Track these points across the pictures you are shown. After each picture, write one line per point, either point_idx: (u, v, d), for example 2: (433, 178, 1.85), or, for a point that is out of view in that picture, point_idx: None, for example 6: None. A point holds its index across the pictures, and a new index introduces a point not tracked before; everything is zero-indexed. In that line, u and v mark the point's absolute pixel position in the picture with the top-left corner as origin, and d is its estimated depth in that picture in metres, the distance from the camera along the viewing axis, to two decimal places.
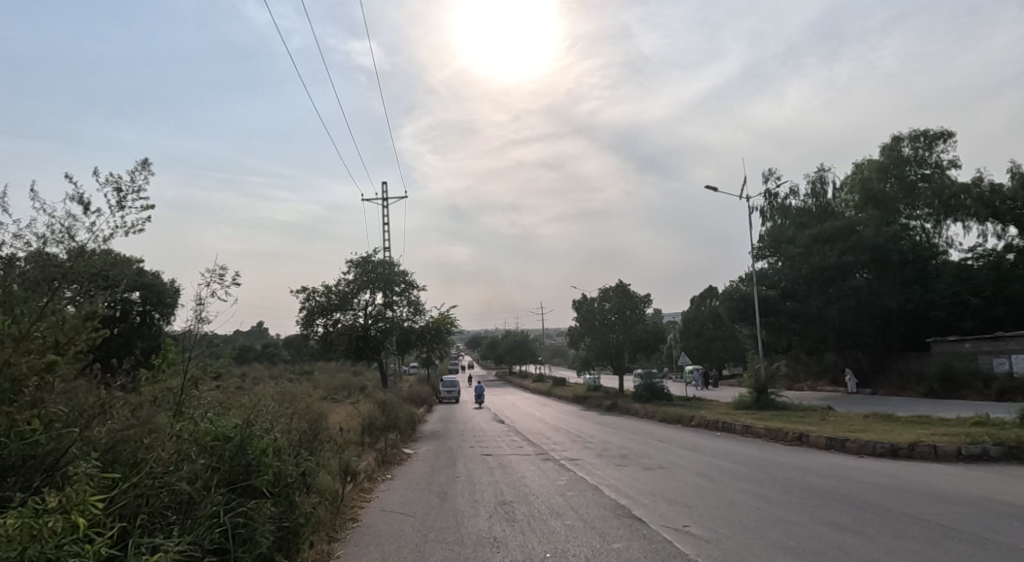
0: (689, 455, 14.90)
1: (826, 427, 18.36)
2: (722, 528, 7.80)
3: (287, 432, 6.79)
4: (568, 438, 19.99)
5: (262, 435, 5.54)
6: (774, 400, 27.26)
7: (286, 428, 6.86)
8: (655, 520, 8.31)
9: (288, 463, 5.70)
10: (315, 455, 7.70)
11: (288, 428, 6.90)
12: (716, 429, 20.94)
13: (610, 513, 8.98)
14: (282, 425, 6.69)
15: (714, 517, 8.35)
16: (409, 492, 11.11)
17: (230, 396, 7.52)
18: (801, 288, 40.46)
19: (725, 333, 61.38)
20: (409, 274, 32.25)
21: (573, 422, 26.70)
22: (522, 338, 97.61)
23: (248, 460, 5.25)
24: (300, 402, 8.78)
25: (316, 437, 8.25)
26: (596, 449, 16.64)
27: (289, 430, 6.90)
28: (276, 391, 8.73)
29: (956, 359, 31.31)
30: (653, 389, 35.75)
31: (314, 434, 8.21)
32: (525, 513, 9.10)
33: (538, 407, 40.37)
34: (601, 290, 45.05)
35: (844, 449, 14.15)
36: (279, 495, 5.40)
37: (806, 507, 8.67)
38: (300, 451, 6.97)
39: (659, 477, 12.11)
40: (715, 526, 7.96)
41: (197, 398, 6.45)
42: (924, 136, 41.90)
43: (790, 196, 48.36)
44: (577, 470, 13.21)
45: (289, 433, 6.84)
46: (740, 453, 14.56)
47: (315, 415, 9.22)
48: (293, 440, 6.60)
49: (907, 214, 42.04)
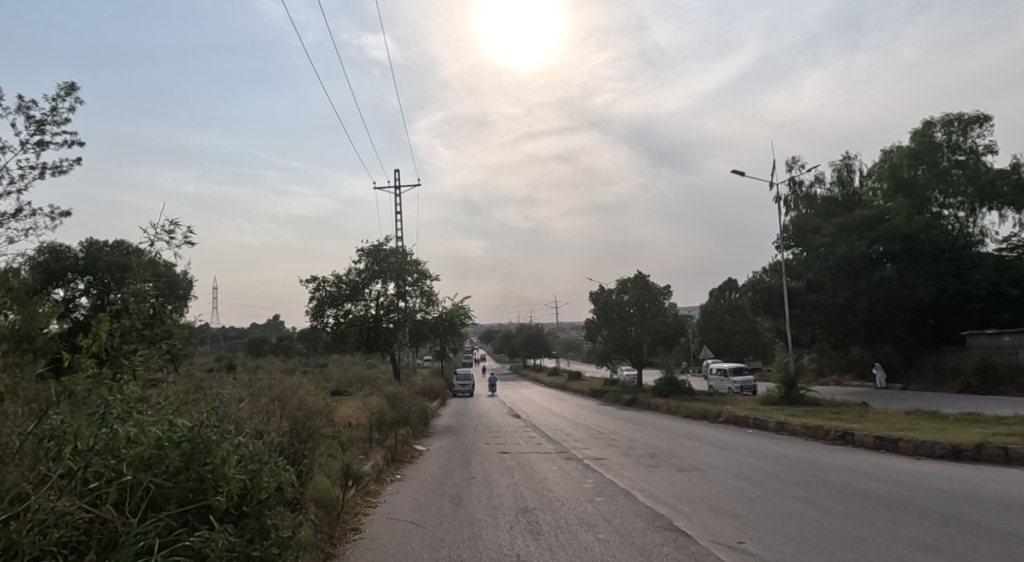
0: (725, 455, 13.72)
1: (868, 424, 17.09)
2: (779, 543, 6.72)
3: (266, 432, 5.62)
4: (589, 434, 18.88)
5: (228, 438, 4.29)
6: (805, 396, 25.95)
7: (266, 428, 5.69)
8: (702, 534, 7.19)
9: (261, 474, 4.47)
10: (304, 457, 6.60)
11: (269, 427, 5.73)
12: (746, 425, 19.71)
13: (648, 522, 7.91)
14: (258, 424, 5.51)
15: (770, 531, 7.23)
16: (420, 496, 10.05)
17: (200, 381, 6.24)
18: (828, 280, 38.92)
19: (745, 327, 59.84)
20: (421, 264, 31.15)
21: (593, 417, 25.58)
22: (535, 331, 96.31)
23: (204, 472, 3.98)
24: (295, 393, 7.71)
25: (313, 436, 7.16)
26: (623, 447, 15.48)
27: (270, 428, 5.74)
28: (267, 382, 7.66)
29: (995, 353, 29.87)
30: (675, 384, 34.55)
31: (310, 432, 7.11)
32: (550, 524, 7.98)
33: (555, 402, 39.36)
34: (619, 281, 43.82)
35: (896, 449, 12.91)
36: (240, 519, 4.20)
37: (877, 521, 7.50)
38: (280, 453, 5.81)
39: (697, 480, 10.93)
40: (773, 541, 6.87)
41: (148, 388, 5.28)
42: (958, 120, 39.87)
43: (815, 184, 46.68)
44: (604, 471, 12.08)
45: (270, 433, 5.67)
46: (782, 454, 13.34)
47: (317, 409, 8.16)
48: (273, 442, 5.42)
49: (939, 202, 40.32)
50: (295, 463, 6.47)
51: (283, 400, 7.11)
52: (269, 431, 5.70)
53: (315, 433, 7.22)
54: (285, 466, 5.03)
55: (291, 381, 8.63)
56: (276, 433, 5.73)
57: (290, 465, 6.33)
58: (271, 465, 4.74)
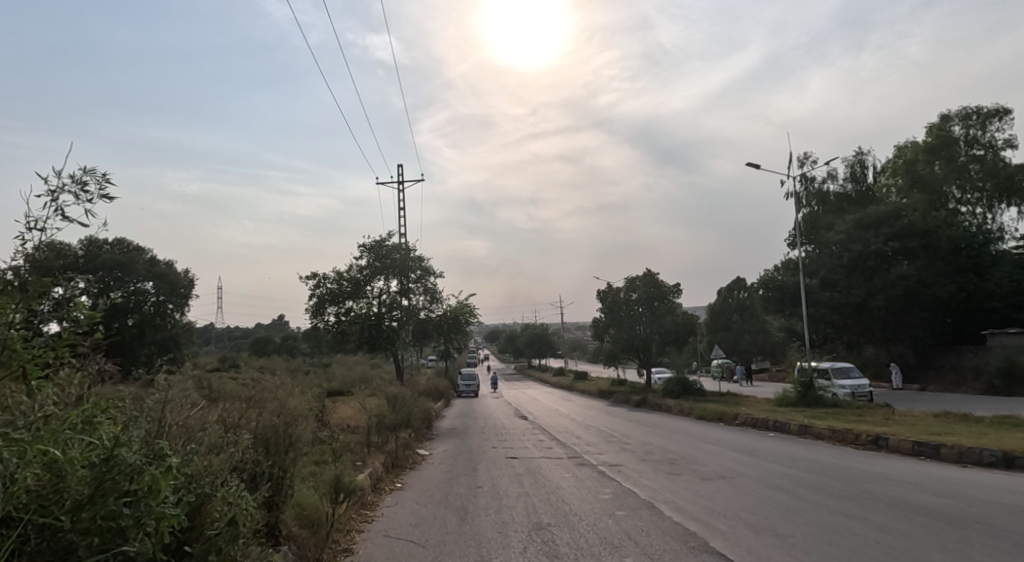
0: (751, 461, 12.77)
1: (899, 428, 16.09)
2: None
3: (224, 447, 4.73)
4: (601, 438, 17.92)
5: (159, 459, 3.39)
6: (823, 397, 24.97)
7: (226, 441, 4.81)
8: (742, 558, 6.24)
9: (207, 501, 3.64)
10: (277, 475, 5.72)
11: (231, 440, 4.84)
12: (766, 428, 18.73)
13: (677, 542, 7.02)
14: (213, 439, 4.62)
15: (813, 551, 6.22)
16: (422, 508, 9.12)
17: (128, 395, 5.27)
18: (843, 277, 37.85)
19: (754, 326, 58.72)
20: (425, 261, 30.23)
21: (602, 419, 24.63)
22: (540, 331, 95.24)
23: (124, 506, 3.07)
24: (280, 396, 6.79)
25: (298, 445, 6.33)
26: (639, 452, 14.53)
27: (230, 441, 4.86)
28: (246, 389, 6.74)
29: (1019, 353, 28.82)
30: (685, 384, 33.59)
31: (295, 438, 6.27)
32: (566, 544, 7.06)
33: (563, 402, 38.48)
34: (627, 279, 42.87)
35: (937, 455, 11.94)
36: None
37: (944, 543, 6.58)
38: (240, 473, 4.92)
39: (725, 490, 10.00)
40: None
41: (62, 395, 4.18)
42: (976, 114, 38.71)
43: (827, 180, 45.59)
44: (622, 479, 11.16)
45: (231, 447, 4.79)
46: (813, 461, 12.38)
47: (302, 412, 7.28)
48: (231, 460, 4.53)
49: (957, 198, 39.18)
50: (267, 478, 5.61)
51: (256, 403, 6.25)
52: (230, 445, 4.82)
53: (299, 443, 6.30)
54: (243, 487, 4.15)
55: (275, 384, 7.73)
56: (240, 445, 4.85)
57: (259, 483, 5.48)
58: (224, 488, 3.87)
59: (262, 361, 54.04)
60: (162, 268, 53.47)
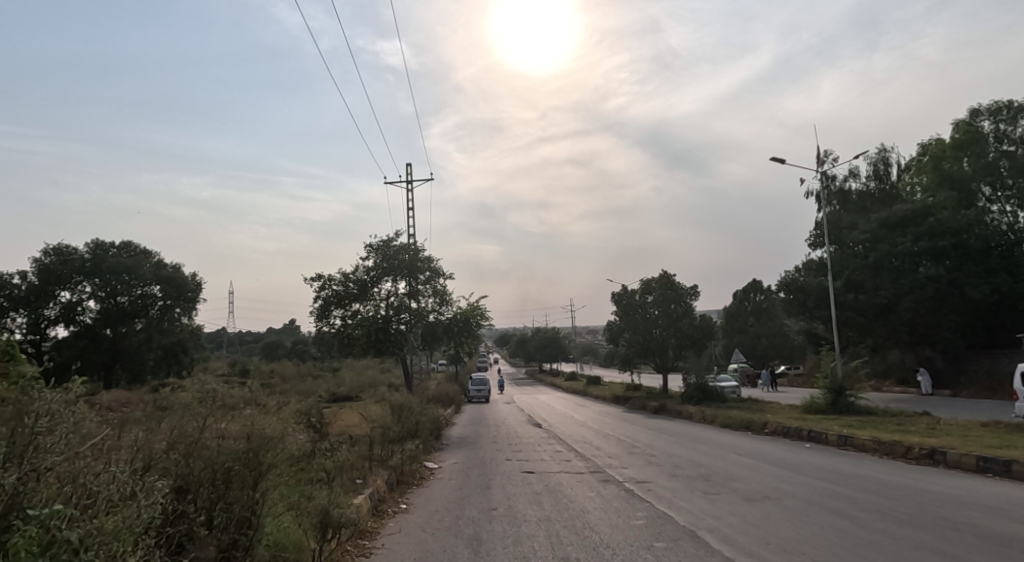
0: (796, 478, 11.48)
1: (950, 439, 14.73)
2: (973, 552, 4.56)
3: (136, 495, 4.07)
4: (621, 449, 16.71)
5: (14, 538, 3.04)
6: (855, 404, 23.59)
7: (139, 484, 4.16)
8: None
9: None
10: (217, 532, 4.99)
11: (148, 485, 4.18)
12: (801, 438, 17.41)
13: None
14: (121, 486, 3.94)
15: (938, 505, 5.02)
16: (429, 537, 7.89)
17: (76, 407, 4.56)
18: (869, 279, 36.45)
19: (771, 329, 57.14)
20: (435, 262, 29.09)
21: (620, 427, 23.41)
22: (552, 335, 93.69)
23: None
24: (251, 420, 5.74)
25: (265, 473, 5.50)
26: (666, 467, 13.27)
27: (146, 485, 4.19)
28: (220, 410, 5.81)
29: None
30: (705, 390, 32.35)
31: (262, 467, 5.47)
32: None
33: (577, 408, 37.27)
34: (643, 281, 41.67)
35: (1007, 473, 10.60)
36: None
37: None
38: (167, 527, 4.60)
39: (774, 514, 8.77)
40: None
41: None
42: (1007, 108, 37.08)
43: (849, 179, 44.13)
44: (653, 500, 9.97)
45: (147, 495, 4.12)
46: (866, 478, 11.07)
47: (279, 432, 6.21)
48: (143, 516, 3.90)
49: (987, 196, 37.56)
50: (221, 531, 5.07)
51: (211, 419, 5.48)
52: (146, 492, 4.16)
53: (266, 489, 5.51)
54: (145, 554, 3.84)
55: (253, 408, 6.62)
56: (158, 490, 4.17)
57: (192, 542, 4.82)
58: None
59: (269, 368, 52.99)
60: (167, 271, 52.68)
